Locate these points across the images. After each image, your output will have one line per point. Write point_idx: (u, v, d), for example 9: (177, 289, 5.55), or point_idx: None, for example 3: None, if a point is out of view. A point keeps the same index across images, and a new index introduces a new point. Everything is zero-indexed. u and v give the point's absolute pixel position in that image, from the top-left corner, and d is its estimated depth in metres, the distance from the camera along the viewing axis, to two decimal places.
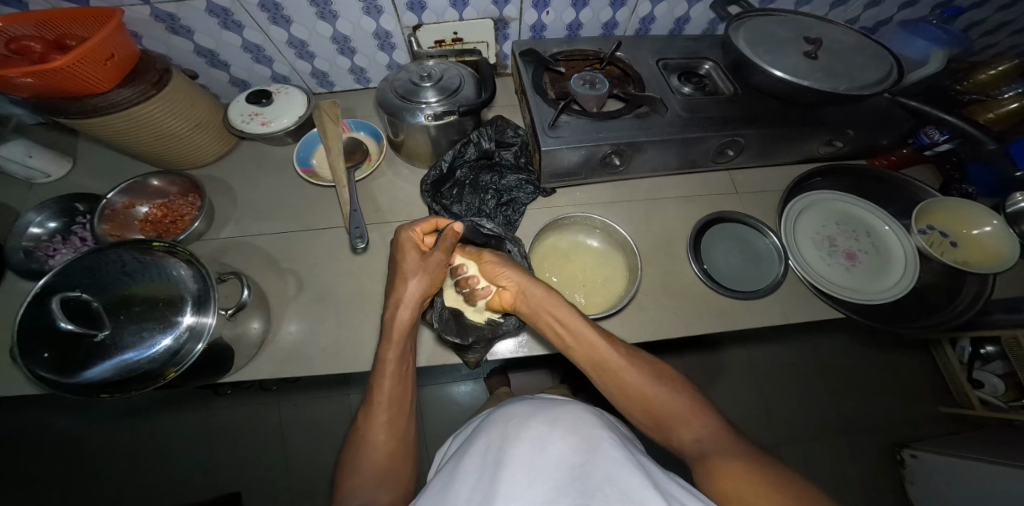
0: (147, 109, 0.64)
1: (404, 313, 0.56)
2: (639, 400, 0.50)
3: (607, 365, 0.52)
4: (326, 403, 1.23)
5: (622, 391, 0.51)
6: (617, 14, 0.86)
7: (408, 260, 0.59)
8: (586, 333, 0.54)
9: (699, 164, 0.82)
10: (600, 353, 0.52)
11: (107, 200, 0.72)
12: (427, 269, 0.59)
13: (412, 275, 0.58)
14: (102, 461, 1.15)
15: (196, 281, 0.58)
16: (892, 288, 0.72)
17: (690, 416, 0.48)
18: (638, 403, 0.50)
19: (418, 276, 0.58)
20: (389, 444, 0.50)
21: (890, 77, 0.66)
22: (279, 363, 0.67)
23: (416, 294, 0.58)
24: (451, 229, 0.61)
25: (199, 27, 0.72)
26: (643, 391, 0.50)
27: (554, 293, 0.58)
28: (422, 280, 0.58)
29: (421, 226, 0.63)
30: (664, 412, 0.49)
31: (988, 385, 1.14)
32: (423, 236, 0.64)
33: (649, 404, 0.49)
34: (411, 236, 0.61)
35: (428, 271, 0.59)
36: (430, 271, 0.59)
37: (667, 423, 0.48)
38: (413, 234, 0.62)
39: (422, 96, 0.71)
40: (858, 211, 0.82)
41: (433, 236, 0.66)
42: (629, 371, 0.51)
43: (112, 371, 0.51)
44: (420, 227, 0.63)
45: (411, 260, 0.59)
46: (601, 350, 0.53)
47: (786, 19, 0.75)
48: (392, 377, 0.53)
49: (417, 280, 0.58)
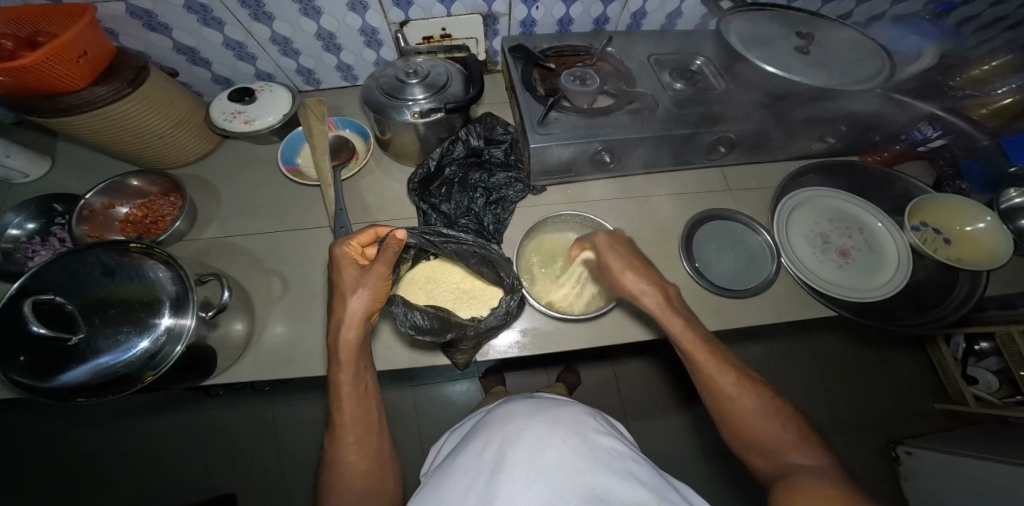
0: (123, 107, 0.62)
1: (350, 332, 0.53)
2: (738, 422, 0.52)
3: (713, 381, 0.54)
4: (318, 404, 1.21)
5: (732, 418, 0.52)
6: (608, 9, 0.84)
7: (345, 278, 0.55)
8: (705, 360, 0.54)
9: (691, 161, 0.81)
10: (712, 379, 0.54)
11: (85, 201, 0.71)
12: (367, 284, 0.54)
13: (353, 292, 0.53)
14: (89, 466, 1.13)
15: (174, 284, 0.56)
16: (880, 289, 0.71)
17: (788, 446, 0.49)
18: (735, 425, 0.52)
19: (359, 291, 0.53)
20: (363, 464, 0.51)
21: (883, 72, 0.65)
22: (262, 364, 0.66)
23: (359, 310, 0.53)
24: (392, 237, 0.56)
25: (177, 24, 0.70)
26: (752, 420, 0.51)
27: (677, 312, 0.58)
28: (363, 294, 0.53)
29: (359, 238, 0.60)
30: (760, 438, 0.51)
31: (982, 381, 1.14)
32: (362, 248, 0.61)
33: (747, 428, 0.51)
34: (346, 252, 0.57)
35: (368, 287, 0.54)
36: (371, 286, 0.54)
37: (761, 445, 0.50)
38: (349, 248, 0.58)
39: (408, 93, 0.69)
40: (852, 208, 0.81)
41: (375, 247, 0.63)
42: (742, 401, 0.52)
43: (88, 374, 0.50)
44: (359, 239, 0.59)
45: (350, 276, 0.55)
46: (713, 377, 0.54)
47: (778, 13, 0.74)
48: (349, 398, 0.52)
49: (357, 297, 0.53)
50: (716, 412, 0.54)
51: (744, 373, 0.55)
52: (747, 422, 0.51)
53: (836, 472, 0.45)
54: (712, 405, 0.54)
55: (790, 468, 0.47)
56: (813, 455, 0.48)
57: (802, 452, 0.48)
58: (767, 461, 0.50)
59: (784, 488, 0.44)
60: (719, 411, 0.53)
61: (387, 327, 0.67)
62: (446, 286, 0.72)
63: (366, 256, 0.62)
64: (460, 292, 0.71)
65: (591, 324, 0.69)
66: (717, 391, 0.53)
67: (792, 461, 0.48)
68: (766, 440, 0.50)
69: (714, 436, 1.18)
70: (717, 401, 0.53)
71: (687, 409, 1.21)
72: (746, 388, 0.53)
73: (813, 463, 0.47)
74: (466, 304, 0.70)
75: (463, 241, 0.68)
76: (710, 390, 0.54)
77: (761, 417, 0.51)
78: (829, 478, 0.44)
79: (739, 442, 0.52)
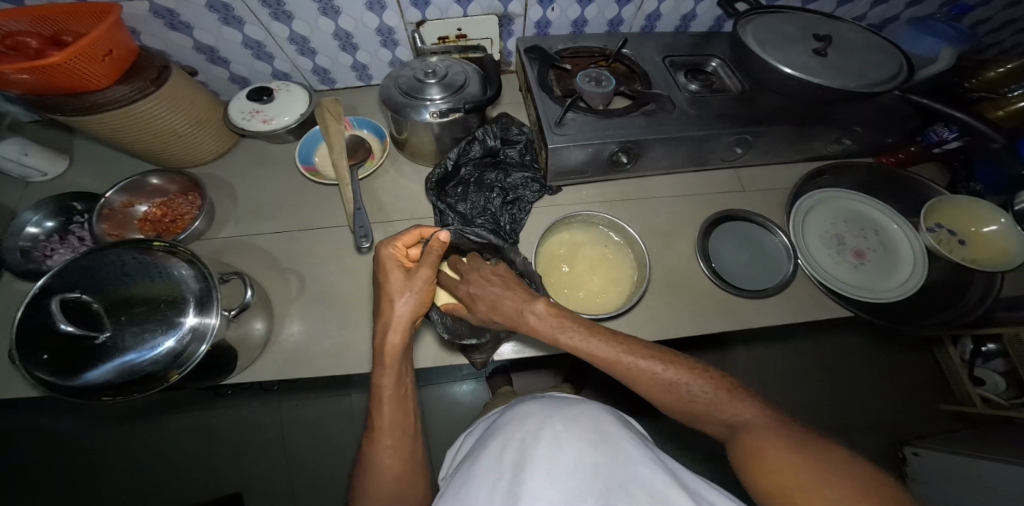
0: (145, 106, 0.62)
1: (395, 337, 0.53)
2: (669, 398, 0.51)
3: (637, 376, 0.51)
4: (326, 404, 1.22)
5: (695, 412, 0.50)
6: (623, 10, 0.85)
7: (392, 280, 0.54)
8: (644, 364, 0.51)
9: (705, 162, 0.81)
10: (660, 381, 0.50)
11: (106, 199, 0.71)
12: (415, 288, 0.53)
13: (400, 295, 0.53)
14: (100, 465, 1.14)
15: (198, 282, 0.56)
16: (898, 290, 0.71)
17: (724, 406, 0.49)
18: (700, 413, 0.50)
19: (405, 295, 0.53)
20: (396, 468, 0.52)
21: (901, 74, 0.65)
22: (283, 363, 0.66)
23: (406, 315, 0.53)
24: (434, 240, 0.53)
25: (198, 22, 0.70)
26: (708, 407, 0.49)
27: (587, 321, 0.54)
28: (410, 299, 0.53)
29: (403, 239, 0.58)
30: (697, 409, 0.50)
31: (989, 382, 1.15)
32: (406, 249, 0.59)
33: (686, 403, 0.50)
34: (392, 253, 0.56)
35: (416, 291, 0.53)
36: (418, 290, 0.53)
37: (703, 413, 0.50)
38: (394, 250, 0.56)
39: (426, 93, 0.70)
40: (868, 210, 0.81)
41: (419, 247, 0.61)
42: (694, 393, 0.50)
43: (114, 372, 0.50)
44: (403, 240, 0.58)
45: (396, 280, 0.54)
46: (661, 378, 0.50)
47: (794, 15, 0.74)
48: (389, 403, 0.53)
49: (405, 300, 0.53)
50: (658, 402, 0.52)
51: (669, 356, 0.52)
52: (676, 396, 0.50)
53: (768, 420, 0.47)
54: (671, 405, 0.51)
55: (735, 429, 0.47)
56: (741, 407, 0.48)
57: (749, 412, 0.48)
58: (712, 424, 0.50)
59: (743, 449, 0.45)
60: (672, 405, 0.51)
61: (428, 332, 0.68)
62: None
63: (410, 257, 0.61)
64: None
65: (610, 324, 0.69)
66: (653, 386, 0.51)
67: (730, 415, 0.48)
68: (703, 405, 0.50)
69: None
70: (652, 393, 0.51)
71: None
72: (663, 369, 0.51)
73: (747, 416, 0.47)
74: None
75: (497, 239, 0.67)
76: (663, 393, 0.51)
77: (682, 387, 0.50)
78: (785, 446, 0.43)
79: (686, 415, 0.51)
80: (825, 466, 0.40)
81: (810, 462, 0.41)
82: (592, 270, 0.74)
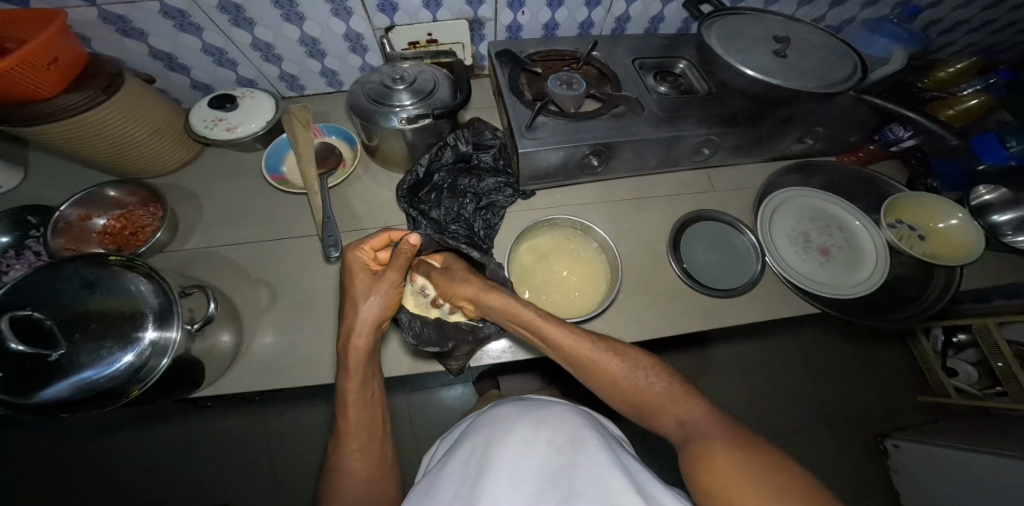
0: (98, 115, 0.60)
1: (360, 340, 0.53)
2: (618, 390, 0.52)
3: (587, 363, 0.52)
4: (307, 414, 1.19)
5: (654, 413, 0.51)
6: (593, 13, 0.85)
7: (358, 284, 0.55)
8: (613, 364, 0.52)
9: (675, 163, 0.82)
10: (627, 382, 0.52)
11: (60, 212, 0.68)
12: (380, 291, 0.55)
13: (364, 299, 0.54)
14: (69, 486, 1.09)
15: (157, 297, 0.54)
16: (863, 285, 0.73)
17: (674, 402, 0.50)
18: (659, 413, 0.50)
19: (370, 299, 0.54)
20: (365, 470, 0.51)
21: (856, 74, 0.66)
22: (250, 377, 0.64)
23: (371, 318, 0.54)
24: (404, 242, 0.55)
25: (153, 29, 0.69)
26: (667, 404, 0.50)
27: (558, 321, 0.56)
28: (375, 302, 0.54)
29: (371, 242, 0.59)
30: (648, 404, 0.51)
31: (962, 372, 1.19)
32: (375, 253, 0.60)
33: (637, 398, 0.51)
34: (359, 256, 0.57)
35: (381, 294, 0.54)
36: (384, 293, 0.55)
37: (655, 410, 0.51)
38: (362, 252, 0.58)
39: (395, 99, 0.69)
40: (832, 208, 0.83)
41: (387, 251, 0.62)
42: (656, 391, 0.51)
43: (69, 389, 0.48)
44: (372, 243, 0.59)
45: (362, 283, 0.55)
46: (627, 378, 0.52)
47: (755, 17, 0.76)
48: (355, 406, 0.52)
49: (369, 303, 0.54)
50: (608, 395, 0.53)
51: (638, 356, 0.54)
52: (626, 387, 0.51)
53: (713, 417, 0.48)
54: (634, 405, 0.52)
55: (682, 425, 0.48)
56: (692, 405, 0.49)
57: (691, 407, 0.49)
58: (666, 424, 0.50)
59: (689, 454, 0.44)
60: (635, 406, 0.52)
61: (395, 337, 0.66)
62: None
63: (378, 260, 0.62)
64: None
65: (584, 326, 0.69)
66: (603, 375, 0.52)
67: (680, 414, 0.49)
68: (656, 403, 0.50)
69: None
70: (603, 384, 0.52)
71: None
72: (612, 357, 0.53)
73: (697, 412, 0.48)
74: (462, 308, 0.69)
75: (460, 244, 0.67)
76: (629, 392, 0.52)
77: (632, 375, 0.52)
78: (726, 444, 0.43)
79: (639, 412, 0.52)
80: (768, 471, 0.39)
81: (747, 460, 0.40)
82: (568, 273, 0.74)
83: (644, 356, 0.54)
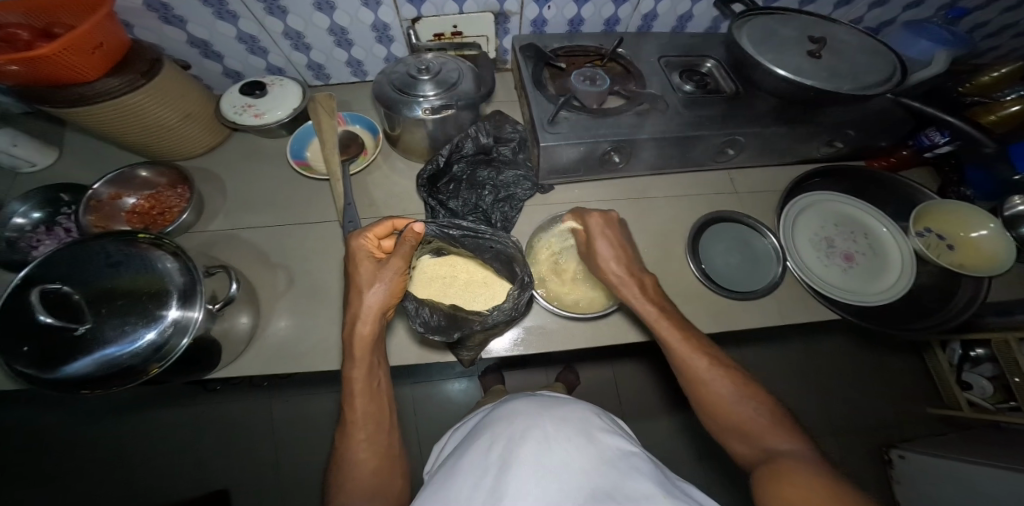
0: (135, 100, 0.62)
1: (364, 328, 0.53)
2: (717, 408, 0.52)
3: (688, 366, 0.54)
4: (315, 400, 1.21)
5: (747, 440, 0.49)
6: (619, 10, 0.85)
7: (362, 271, 0.55)
8: (717, 383, 0.53)
9: (698, 163, 0.81)
10: (724, 404, 0.51)
11: (93, 191, 0.70)
12: (384, 279, 0.54)
13: (369, 286, 0.54)
14: (85, 459, 1.12)
15: (183, 275, 0.56)
16: (885, 293, 0.71)
17: (767, 432, 0.48)
18: (746, 436, 0.49)
19: (375, 286, 0.54)
20: (373, 461, 0.52)
21: (894, 78, 0.65)
22: (266, 360, 0.65)
23: (376, 306, 0.54)
24: (409, 231, 0.53)
25: (192, 16, 0.70)
26: (759, 432, 0.48)
27: (677, 328, 0.57)
28: (380, 290, 0.54)
29: (375, 231, 0.59)
30: (733, 423, 0.51)
31: (977, 386, 1.14)
32: (379, 241, 0.60)
33: (719, 413, 0.52)
34: (363, 245, 0.57)
35: (385, 282, 0.54)
36: (388, 280, 0.54)
37: (741, 433, 0.50)
38: (366, 241, 0.57)
39: (419, 89, 0.69)
40: (857, 213, 0.81)
41: (391, 239, 0.62)
42: (750, 416, 0.50)
43: (93, 365, 0.50)
44: (375, 231, 0.59)
45: (366, 271, 0.55)
46: (727, 400, 0.51)
47: (789, 18, 0.74)
48: (362, 395, 0.53)
49: (374, 291, 0.54)
50: (697, 401, 0.54)
51: (738, 374, 0.54)
52: (724, 408, 0.51)
53: (814, 456, 0.44)
54: (724, 424, 0.51)
55: (771, 454, 0.46)
56: (790, 439, 0.47)
57: (784, 438, 0.47)
58: (750, 449, 0.48)
59: (768, 474, 0.43)
60: (724, 430, 0.51)
61: (401, 324, 0.67)
62: (453, 281, 0.71)
63: (382, 248, 0.61)
64: (462, 286, 0.70)
65: (597, 323, 0.69)
66: (698, 379, 0.54)
67: (774, 447, 0.47)
68: (744, 423, 0.50)
69: (713, 441, 1.19)
70: (695, 388, 0.54)
71: (687, 411, 1.23)
72: (720, 374, 0.53)
73: (791, 447, 0.46)
74: (479, 297, 0.69)
75: (478, 228, 0.66)
76: (720, 411, 0.52)
77: (738, 400, 0.51)
78: (806, 466, 0.42)
79: (722, 433, 0.52)
80: (839, 487, 0.39)
81: (826, 477, 0.40)
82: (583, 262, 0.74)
83: (748, 381, 0.53)
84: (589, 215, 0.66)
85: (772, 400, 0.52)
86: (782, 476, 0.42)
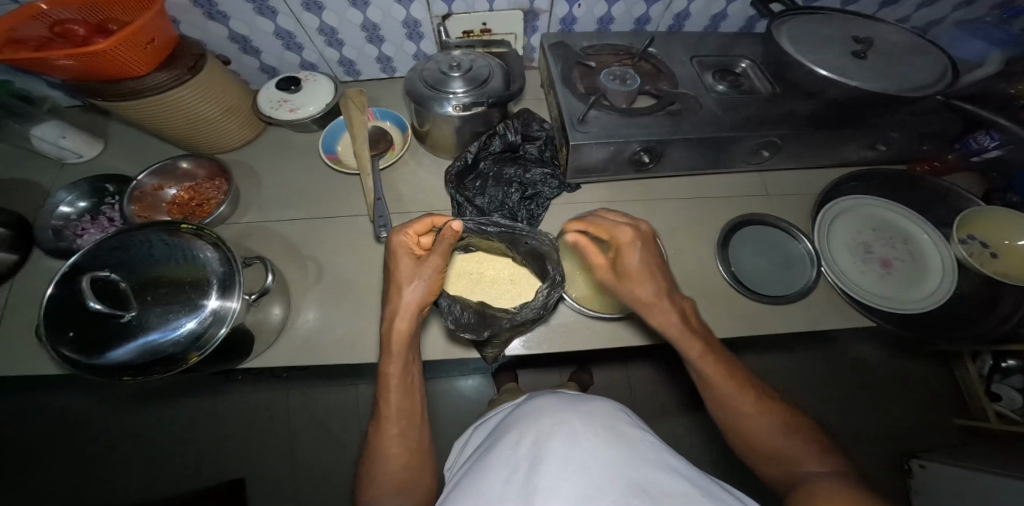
0: (180, 94, 0.64)
1: (401, 324, 0.54)
2: (749, 433, 0.51)
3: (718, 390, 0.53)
4: (334, 392, 1.24)
5: (779, 466, 0.48)
6: (651, 9, 0.84)
7: (401, 268, 0.56)
8: (749, 407, 0.52)
9: (729, 165, 0.80)
10: (756, 429, 0.51)
11: (137, 182, 0.73)
12: (423, 276, 0.55)
13: (408, 283, 0.55)
14: (118, 440, 1.17)
15: (222, 266, 0.57)
16: (926, 302, 0.69)
17: (800, 457, 0.47)
18: (778, 461, 0.48)
19: (414, 283, 0.55)
20: (404, 455, 0.52)
21: (945, 78, 0.62)
22: (298, 350, 0.67)
23: (414, 303, 0.54)
24: (447, 228, 0.54)
25: (233, 12, 0.72)
26: (792, 457, 0.47)
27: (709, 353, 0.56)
28: (419, 287, 0.55)
29: (415, 227, 0.60)
30: (765, 448, 0.50)
31: (1006, 398, 1.09)
32: (418, 238, 0.61)
33: (751, 437, 0.51)
34: (404, 240, 0.57)
35: (423, 279, 0.55)
36: (426, 278, 0.55)
37: (773, 458, 0.49)
38: (406, 237, 0.58)
39: (450, 87, 0.70)
40: (896, 219, 0.79)
41: (430, 236, 0.63)
42: (782, 442, 0.49)
43: (136, 352, 0.51)
44: (415, 228, 0.60)
45: (405, 267, 0.56)
46: (758, 425, 0.51)
47: (829, 17, 0.72)
48: (397, 390, 0.54)
49: (414, 288, 0.54)
50: (726, 425, 0.53)
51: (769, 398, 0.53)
52: (755, 433, 0.51)
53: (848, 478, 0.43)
54: (755, 449, 0.50)
55: (801, 480, 0.45)
56: (825, 463, 0.46)
57: (819, 461, 0.46)
58: (783, 472, 0.47)
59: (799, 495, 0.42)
60: (757, 455, 0.50)
61: (435, 322, 0.67)
62: (482, 276, 0.71)
63: (421, 245, 0.62)
64: (490, 282, 0.71)
65: (624, 324, 0.68)
66: (729, 407, 0.53)
67: (809, 469, 0.45)
68: (775, 448, 0.49)
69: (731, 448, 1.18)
70: (723, 411, 0.53)
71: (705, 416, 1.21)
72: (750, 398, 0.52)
73: (825, 471, 0.45)
74: (506, 294, 0.69)
75: (514, 226, 0.67)
76: (750, 435, 0.51)
77: (768, 425, 0.50)
78: (841, 486, 0.41)
79: (755, 458, 0.51)
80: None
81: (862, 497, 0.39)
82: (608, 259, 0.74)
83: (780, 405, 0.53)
84: (619, 226, 0.61)
85: (804, 424, 0.51)
86: (813, 496, 0.41)
